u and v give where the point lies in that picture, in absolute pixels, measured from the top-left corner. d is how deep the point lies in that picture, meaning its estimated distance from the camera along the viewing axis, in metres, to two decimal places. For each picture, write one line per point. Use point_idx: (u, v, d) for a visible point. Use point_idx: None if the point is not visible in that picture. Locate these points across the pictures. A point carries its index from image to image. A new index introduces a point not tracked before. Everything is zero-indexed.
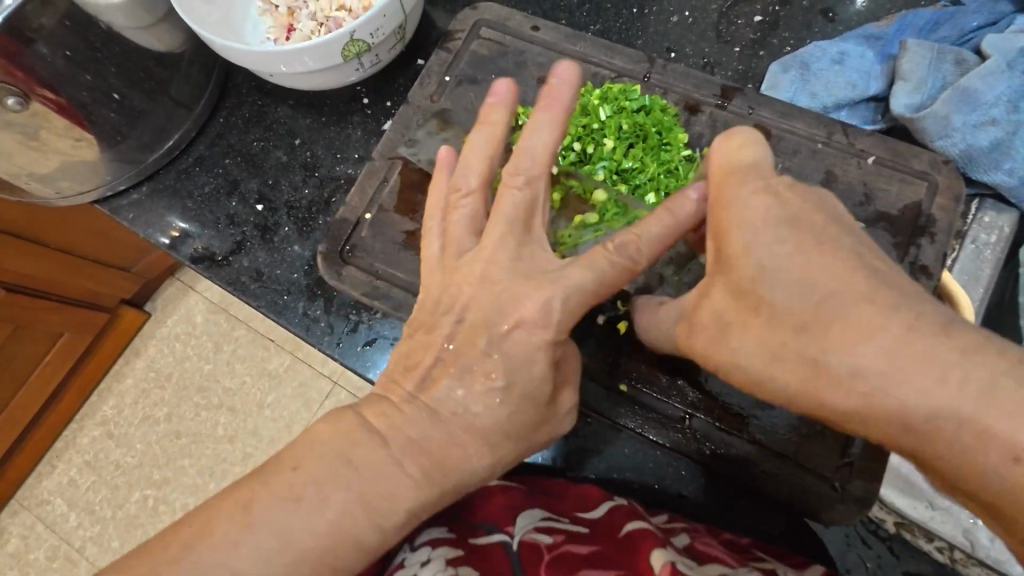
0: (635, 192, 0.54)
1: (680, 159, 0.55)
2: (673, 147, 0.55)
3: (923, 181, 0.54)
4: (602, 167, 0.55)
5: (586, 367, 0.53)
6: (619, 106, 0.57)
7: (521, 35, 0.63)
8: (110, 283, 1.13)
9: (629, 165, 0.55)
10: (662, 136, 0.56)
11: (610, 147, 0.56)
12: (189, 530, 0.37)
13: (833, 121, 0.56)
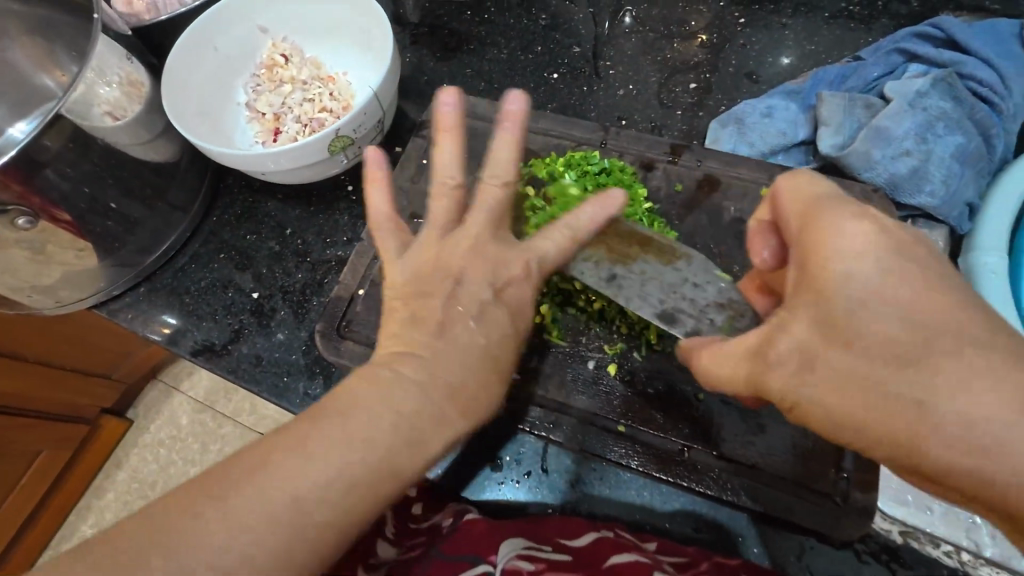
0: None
1: (644, 212, 0.60)
2: (636, 202, 0.61)
3: None
4: None
5: (584, 411, 0.54)
6: (582, 170, 0.63)
7: (487, 118, 0.71)
8: (90, 396, 1.14)
9: None
10: (625, 193, 0.62)
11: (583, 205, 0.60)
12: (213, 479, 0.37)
13: (772, 165, 0.64)
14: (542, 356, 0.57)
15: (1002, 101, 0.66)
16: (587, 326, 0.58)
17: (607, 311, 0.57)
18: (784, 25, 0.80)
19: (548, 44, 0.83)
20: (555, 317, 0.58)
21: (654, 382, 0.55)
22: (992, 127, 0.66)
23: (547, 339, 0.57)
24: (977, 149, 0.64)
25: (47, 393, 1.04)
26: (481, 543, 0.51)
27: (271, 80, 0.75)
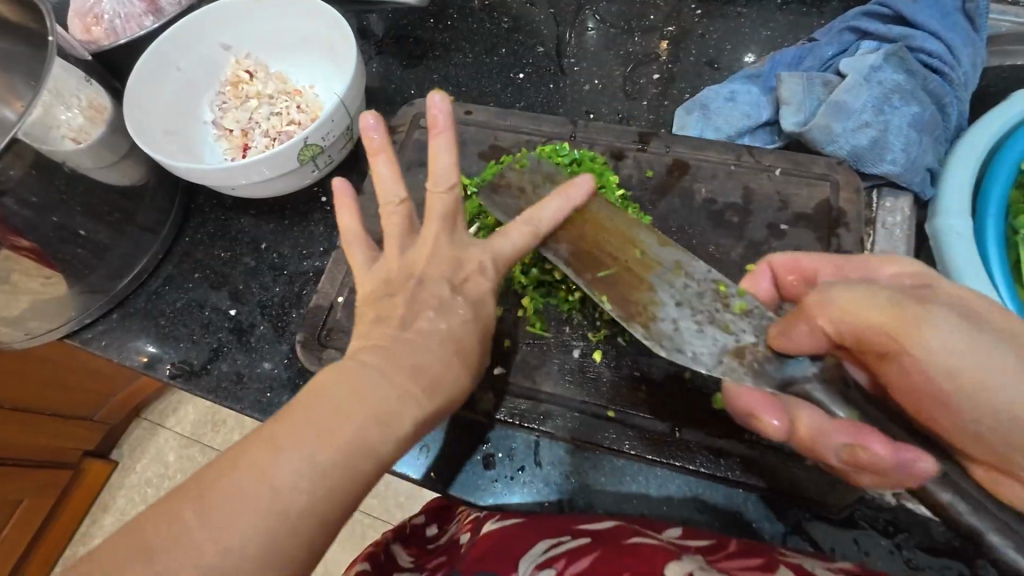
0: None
1: (616, 198, 0.60)
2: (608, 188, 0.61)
3: (826, 182, 0.62)
4: None
5: (572, 401, 0.54)
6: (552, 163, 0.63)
7: (456, 120, 0.71)
8: (67, 440, 1.10)
9: None
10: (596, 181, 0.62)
11: None
12: (209, 500, 0.35)
13: (739, 146, 0.66)
14: (528, 349, 0.56)
15: (953, 71, 0.69)
16: (570, 315, 0.58)
17: (589, 298, 0.58)
18: (740, 14, 0.82)
19: (511, 46, 0.84)
20: (538, 309, 0.58)
21: (640, 366, 0.55)
22: (944, 97, 0.68)
23: (530, 331, 0.57)
24: (933, 118, 0.66)
25: (21, 440, 1.00)
26: (500, 558, 0.47)
27: (237, 97, 0.75)
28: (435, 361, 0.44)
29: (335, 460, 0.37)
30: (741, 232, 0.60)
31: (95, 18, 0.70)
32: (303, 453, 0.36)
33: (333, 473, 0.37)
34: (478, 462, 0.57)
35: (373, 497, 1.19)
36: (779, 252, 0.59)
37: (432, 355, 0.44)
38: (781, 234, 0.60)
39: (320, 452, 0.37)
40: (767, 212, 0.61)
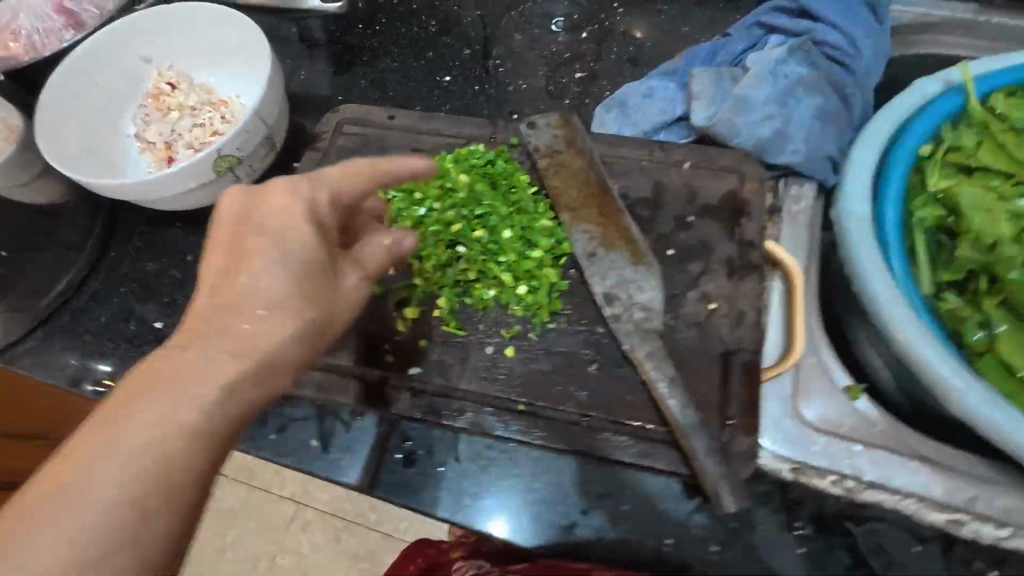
0: (492, 232, 0.59)
1: (527, 198, 0.61)
2: (520, 188, 0.62)
3: (731, 173, 0.64)
4: (458, 211, 0.59)
5: (486, 396, 0.56)
6: (466, 163, 0.63)
7: (379, 125, 0.72)
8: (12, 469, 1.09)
9: (483, 210, 0.59)
10: (508, 181, 0.62)
11: (463, 197, 0.60)
12: (43, 497, 0.37)
13: (651, 142, 0.68)
14: (442, 349, 0.58)
15: (854, 61, 0.71)
16: (484, 313, 0.59)
17: (502, 296, 0.59)
18: (661, 10, 0.84)
19: (439, 49, 0.85)
20: (453, 308, 0.59)
21: (549, 359, 0.57)
22: (847, 86, 0.71)
23: (445, 329, 0.58)
24: (837, 109, 0.69)
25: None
26: None
27: (159, 109, 0.75)
28: (260, 327, 0.44)
29: (155, 437, 0.39)
30: (649, 226, 0.63)
31: (12, 34, 0.70)
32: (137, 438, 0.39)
33: (160, 452, 0.39)
34: (400, 461, 0.58)
35: (334, 501, 1.20)
36: (685, 244, 0.61)
37: (247, 316, 0.44)
38: (688, 226, 0.62)
39: (150, 431, 0.39)
40: (675, 205, 0.63)
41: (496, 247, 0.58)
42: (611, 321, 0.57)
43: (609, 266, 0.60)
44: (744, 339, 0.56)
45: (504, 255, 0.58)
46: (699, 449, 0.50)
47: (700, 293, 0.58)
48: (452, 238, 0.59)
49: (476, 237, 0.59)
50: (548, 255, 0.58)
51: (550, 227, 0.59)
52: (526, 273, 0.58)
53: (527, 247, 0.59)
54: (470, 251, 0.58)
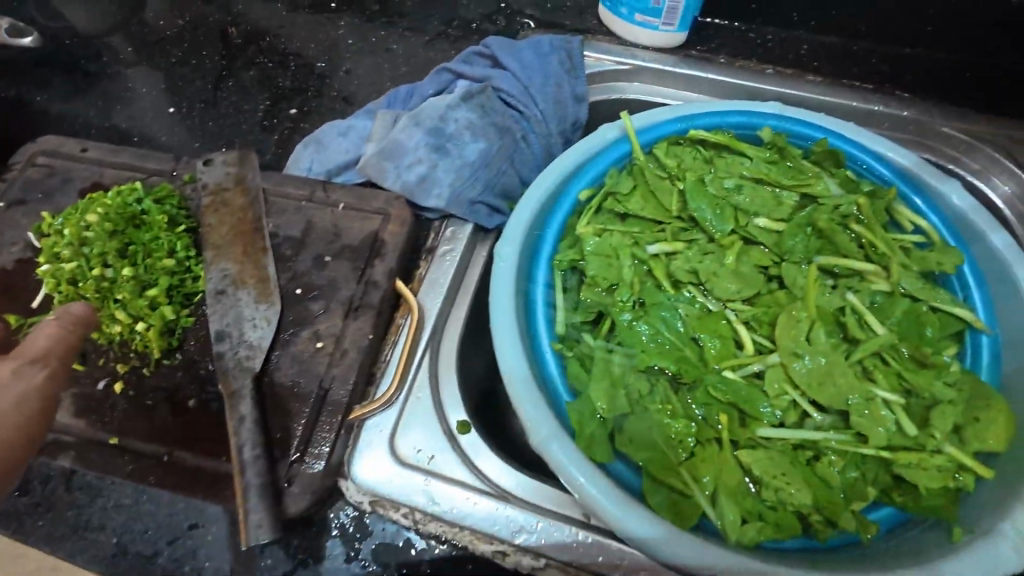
0: (113, 272, 0.62)
1: (161, 237, 0.64)
2: (156, 227, 0.64)
3: (379, 216, 0.68)
4: (84, 253, 0.62)
5: (91, 431, 0.59)
6: (107, 202, 0.65)
7: (69, 157, 0.74)
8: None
9: (106, 251, 0.62)
10: (147, 221, 0.65)
11: (89, 237, 0.62)
12: None
13: (317, 182, 0.71)
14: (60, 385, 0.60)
15: (528, 110, 0.77)
16: (106, 348, 0.61)
17: (120, 333, 0.61)
18: (388, 50, 0.88)
19: (174, 81, 0.88)
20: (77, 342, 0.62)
21: (155, 394, 0.59)
22: (518, 133, 0.76)
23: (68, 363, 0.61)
24: (500, 153, 0.73)
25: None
26: None
27: None
28: None
29: None
30: (288, 265, 0.66)
31: None
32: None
33: None
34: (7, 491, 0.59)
35: None
36: (315, 283, 0.64)
37: None
38: (323, 266, 0.65)
39: None
40: (318, 245, 0.67)
41: (111, 288, 0.61)
42: (216, 358, 0.60)
43: (232, 304, 0.62)
44: (339, 378, 0.60)
45: (117, 296, 0.61)
46: (250, 483, 0.53)
47: (312, 332, 0.62)
48: (74, 276, 0.62)
49: (94, 276, 0.61)
50: (165, 292, 0.61)
51: (172, 266, 0.63)
52: (136, 313, 0.60)
53: (143, 287, 0.61)
54: (87, 290, 0.61)
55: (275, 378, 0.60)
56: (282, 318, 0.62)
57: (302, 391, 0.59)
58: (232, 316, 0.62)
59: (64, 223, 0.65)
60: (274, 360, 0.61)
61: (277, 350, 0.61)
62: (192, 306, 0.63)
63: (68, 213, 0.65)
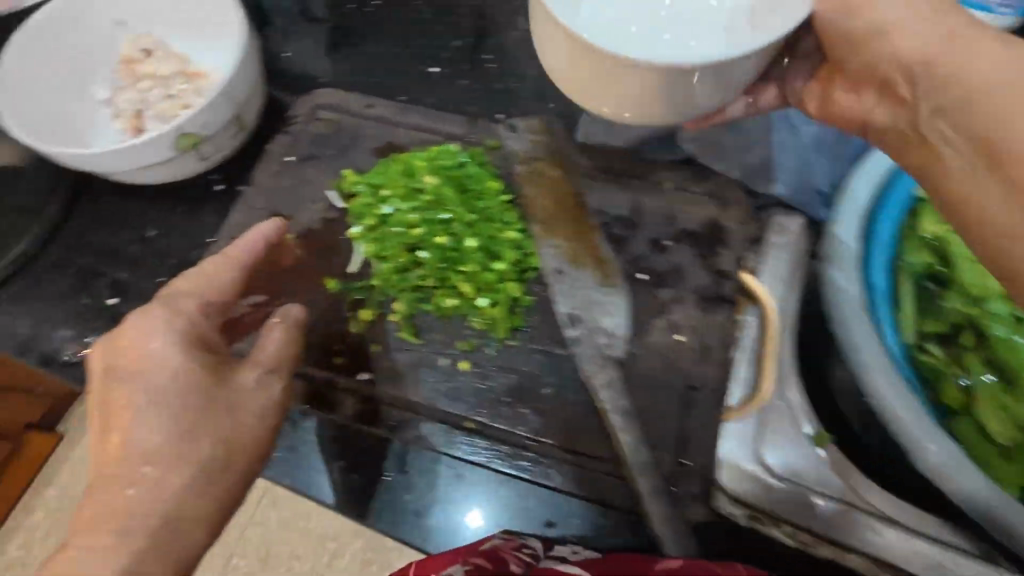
0: (456, 240, 0.57)
1: (497, 205, 0.59)
2: (491, 194, 0.60)
3: (716, 198, 0.62)
4: (422, 216, 0.57)
5: (436, 411, 0.53)
6: (436, 164, 0.61)
7: (355, 113, 0.69)
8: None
9: (448, 216, 0.57)
10: (478, 186, 0.60)
11: (429, 202, 0.58)
12: None
13: (635, 157, 0.65)
14: (395, 356, 0.55)
15: None
16: (441, 323, 0.57)
17: (460, 307, 0.57)
18: None
19: (428, 37, 0.81)
20: (410, 314, 0.57)
21: (504, 378, 0.54)
22: None
23: (402, 337, 0.56)
24: None
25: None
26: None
27: (131, 76, 0.72)
28: (143, 485, 0.41)
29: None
30: (622, 246, 0.60)
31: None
32: (138, 511, 0.40)
33: None
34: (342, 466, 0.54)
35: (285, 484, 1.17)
36: (658, 268, 0.58)
37: (135, 448, 0.42)
38: (662, 250, 0.59)
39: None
40: (652, 226, 0.61)
41: (459, 254, 0.56)
42: (569, 343, 0.55)
43: (574, 285, 0.57)
44: (707, 375, 0.54)
45: (467, 264, 0.55)
46: (643, 489, 0.49)
47: (667, 323, 0.56)
48: (411, 241, 0.56)
49: (437, 242, 0.56)
50: (514, 268, 0.57)
51: (517, 239, 0.58)
52: (488, 287, 0.56)
53: (493, 256, 0.56)
54: (430, 257, 0.56)
55: (634, 370, 0.54)
56: (630, 305, 0.57)
57: (667, 391, 0.53)
58: (579, 300, 0.56)
59: (391, 185, 0.61)
60: (629, 350, 0.54)
61: (631, 340, 0.55)
62: (529, 284, 0.58)
63: (393, 172, 0.61)
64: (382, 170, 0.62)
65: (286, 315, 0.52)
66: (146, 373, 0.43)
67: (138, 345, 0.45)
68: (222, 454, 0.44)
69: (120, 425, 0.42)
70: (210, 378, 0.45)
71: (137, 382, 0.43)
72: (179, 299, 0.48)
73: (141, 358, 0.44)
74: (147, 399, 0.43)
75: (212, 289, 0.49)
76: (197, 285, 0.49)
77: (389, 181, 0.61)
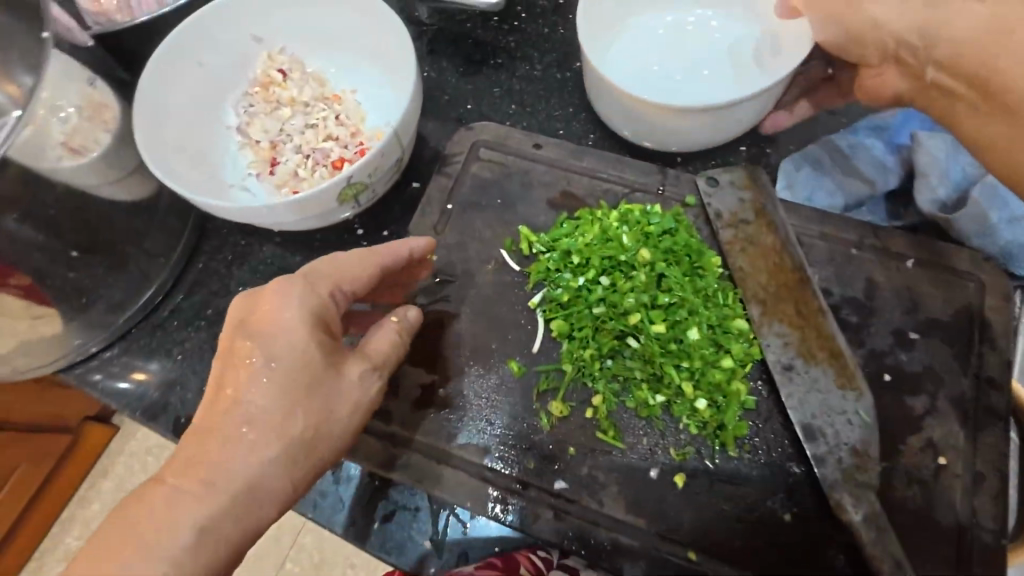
0: (673, 329, 0.49)
1: (716, 286, 0.51)
2: (708, 272, 0.51)
3: (969, 282, 0.52)
4: (633, 299, 0.50)
5: (650, 537, 0.45)
6: (642, 230, 0.52)
7: (522, 154, 0.60)
8: (45, 451, 1.02)
9: (666, 300, 0.49)
10: (693, 259, 0.52)
11: (641, 279, 0.50)
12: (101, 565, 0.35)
13: (863, 224, 0.55)
14: (597, 462, 0.47)
15: None
16: (649, 425, 0.48)
17: (674, 406, 0.48)
18: None
19: None
20: (610, 412, 0.48)
21: (731, 500, 0.46)
22: None
23: (605, 440, 0.48)
24: None
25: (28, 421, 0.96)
26: None
27: (267, 100, 0.64)
28: (248, 446, 0.39)
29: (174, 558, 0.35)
30: (859, 337, 0.50)
31: None
32: (228, 477, 0.38)
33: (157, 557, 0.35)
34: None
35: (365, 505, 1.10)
36: (907, 368, 0.49)
37: (248, 415, 0.40)
38: (909, 345, 0.50)
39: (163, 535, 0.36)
40: (893, 313, 0.51)
41: (679, 347, 0.49)
42: (811, 462, 0.46)
43: (811, 388, 0.48)
44: (983, 512, 0.44)
45: (690, 360, 0.48)
46: None
47: (925, 440, 0.47)
48: (622, 327, 0.49)
49: (654, 331, 0.49)
50: (739, 364, 0.49)
51: (743, 329, 0.50)
52: (711, 386, 0.48)
53: (717, 351, 0.49)
54: (645, 349, 0.48)
55: (892, 500, 0.45)
56: (879, 415, 0.47)
57: (937, 528, 0.44)
58: (819, 407, 0.47)
59: (587, 252, 0.52)
60: (884, 473, 0.45)
61: (885, 461, 0.46)
62: (750, 381, 0.49)
63: (589, 237, 0.53)
64: (574, 235, 0.53)
65: (401, 317, 0.48)
66: (277, 346, 0.41)
67: (273, 311, 0.42)
68: (313, 437, 0.41)
69: (237, 382, 0.40)
70: (328, 362, 0.42)
71: (262, 343, 0.41)
72: (321, 275, 0.44)
73: (274, 321, 0.42)
74: (268, 367, 0.41)
75: (357, 273, 0.46)
76: (339, 265, 0.46)
77: (583, 248, 0.52)
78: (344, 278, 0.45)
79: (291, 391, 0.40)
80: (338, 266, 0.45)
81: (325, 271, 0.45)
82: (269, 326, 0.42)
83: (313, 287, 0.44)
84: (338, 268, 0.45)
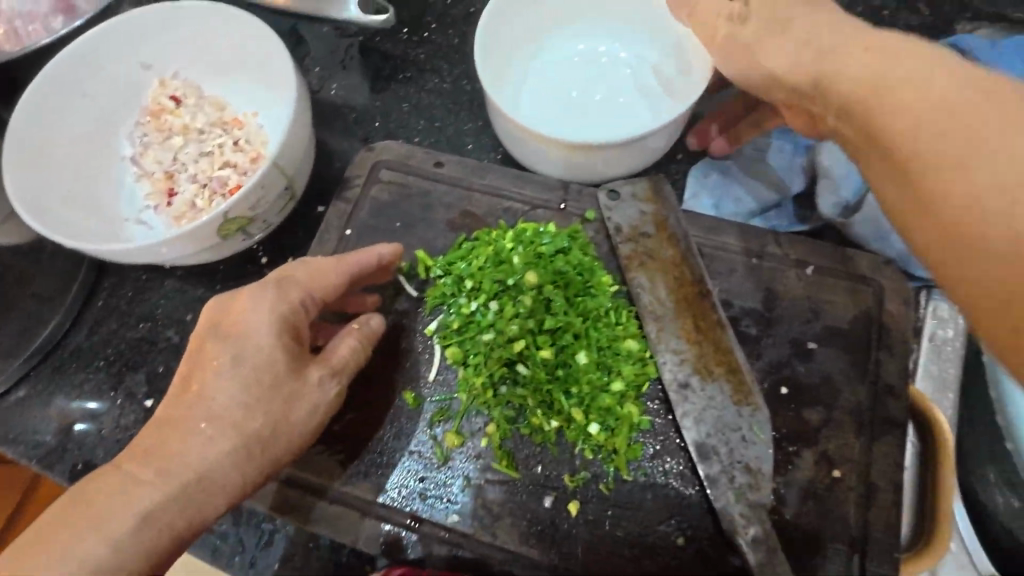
0: (561, 353, 0.48)
1: (608, 305, 0.50)
2: (600, 292, 0.50)
3: (868, 287, 0.51)
4: (519, 324, 0.49)
5: (543, 565, 0.45)
6: (535, 251, 0.51)
7: (423, 173, 0.58)
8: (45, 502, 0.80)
9: (555, 323, 0.49)
10: (585, 279, 0.51)
11: (528, 303, 0.49)
12: (52, 534, 0.35)
13: (765, 231, 0.54)
14: (491, 492, 0.46)
15: None
16: (544, 450, 0.47)
17: (568, 432, 0.47)
18: None
19: None
20: (503, 440, 0.48)
21: (623, 525, 0.45)
22: None
23: (499, 468, 0.47)
24: None
25: None
26: None
27: (159, 130, 0.62)
28: (207, 439, 0.39)
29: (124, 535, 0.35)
30: (758, 350, 0.49)
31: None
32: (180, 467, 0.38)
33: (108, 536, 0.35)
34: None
35: None
36: (804, 380, 0.48)
37: (207, 411, 0.39)
38: (807, 355, 0.49)
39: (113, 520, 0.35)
40: (791, 323, 0.50)
41: (567, 372, 0.48)
42: (704, 483, 0.45)
43: (706, 406, 0.46)
44: (875, 524, 0.44)
45: (578, 386, 0.47)
46: None
47: (819, 453, 0.46)
48: (510, 354, 0.48)
49: (541, 357, 0.48)
50: (632, 385, 0.48)
51: (635, 349, 0.49)
52: (601, 409, 0.47)
53: (607, 374, 0.48)
54: (534, 376, 0.48)
55: (785, 516, 0.44)
56: (774, 430, 0.47)
57: (829, 545, 0.44)
58: (713, 426, 0.46)
59: (479, 276, 0.51)
60: (777, 490, 0.45)
61: (778, 478, 0.45)
62: (645, 400, 0.48)
63: (482, 259, 0.52)
64: (467, 257, 0.52)
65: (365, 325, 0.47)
66: (247, 345, 0.41)
67: (245, 314, 0.42)
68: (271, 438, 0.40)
69: (201, 380, 0.40)
70: (290, 368, 0.42)
71: (231, 344, 0.41)
72: (299, 278, 0.44)
73: (243, 323, 0.42)
74: (236, 367, 0.40)
75: (332, 282, 0.45)
76: (315, 272, 0.45)
77: (475, 272, 0.51)
78: (319, 283, 0.45)
79: (257, 391, 0.40)
80: (316, 272, 0.45)
81: (302, 276, 0.45)
82: (231, 325, 0.42)
83: (289, 290, 0.43)
84: (309, 275, 0.45)
